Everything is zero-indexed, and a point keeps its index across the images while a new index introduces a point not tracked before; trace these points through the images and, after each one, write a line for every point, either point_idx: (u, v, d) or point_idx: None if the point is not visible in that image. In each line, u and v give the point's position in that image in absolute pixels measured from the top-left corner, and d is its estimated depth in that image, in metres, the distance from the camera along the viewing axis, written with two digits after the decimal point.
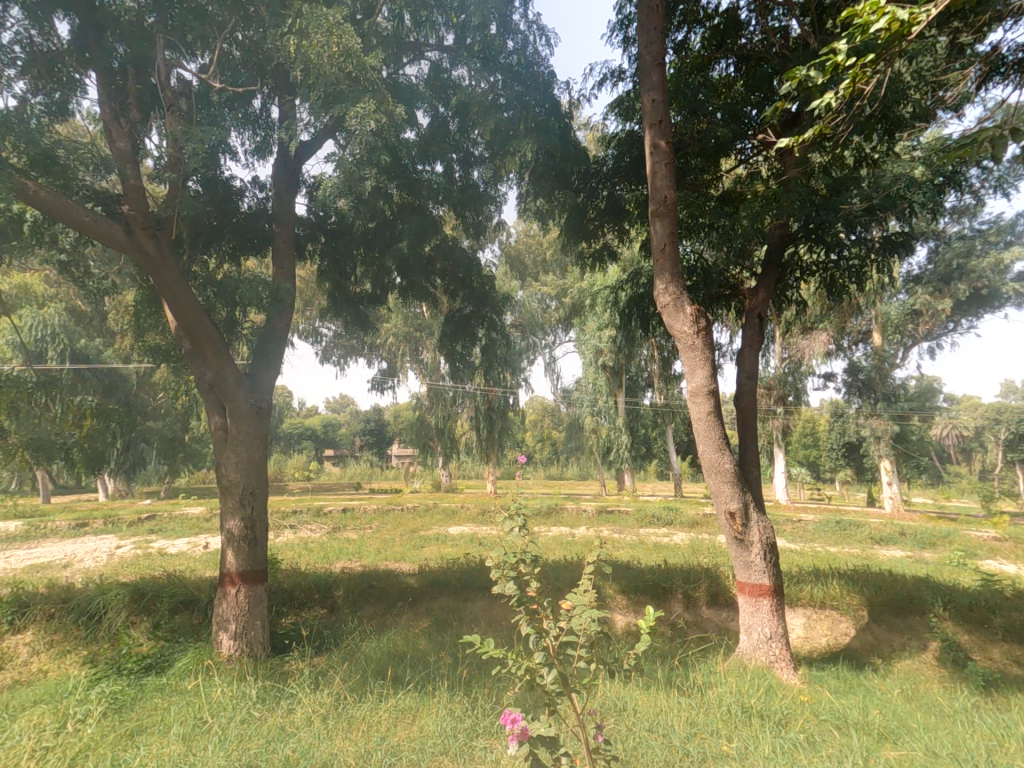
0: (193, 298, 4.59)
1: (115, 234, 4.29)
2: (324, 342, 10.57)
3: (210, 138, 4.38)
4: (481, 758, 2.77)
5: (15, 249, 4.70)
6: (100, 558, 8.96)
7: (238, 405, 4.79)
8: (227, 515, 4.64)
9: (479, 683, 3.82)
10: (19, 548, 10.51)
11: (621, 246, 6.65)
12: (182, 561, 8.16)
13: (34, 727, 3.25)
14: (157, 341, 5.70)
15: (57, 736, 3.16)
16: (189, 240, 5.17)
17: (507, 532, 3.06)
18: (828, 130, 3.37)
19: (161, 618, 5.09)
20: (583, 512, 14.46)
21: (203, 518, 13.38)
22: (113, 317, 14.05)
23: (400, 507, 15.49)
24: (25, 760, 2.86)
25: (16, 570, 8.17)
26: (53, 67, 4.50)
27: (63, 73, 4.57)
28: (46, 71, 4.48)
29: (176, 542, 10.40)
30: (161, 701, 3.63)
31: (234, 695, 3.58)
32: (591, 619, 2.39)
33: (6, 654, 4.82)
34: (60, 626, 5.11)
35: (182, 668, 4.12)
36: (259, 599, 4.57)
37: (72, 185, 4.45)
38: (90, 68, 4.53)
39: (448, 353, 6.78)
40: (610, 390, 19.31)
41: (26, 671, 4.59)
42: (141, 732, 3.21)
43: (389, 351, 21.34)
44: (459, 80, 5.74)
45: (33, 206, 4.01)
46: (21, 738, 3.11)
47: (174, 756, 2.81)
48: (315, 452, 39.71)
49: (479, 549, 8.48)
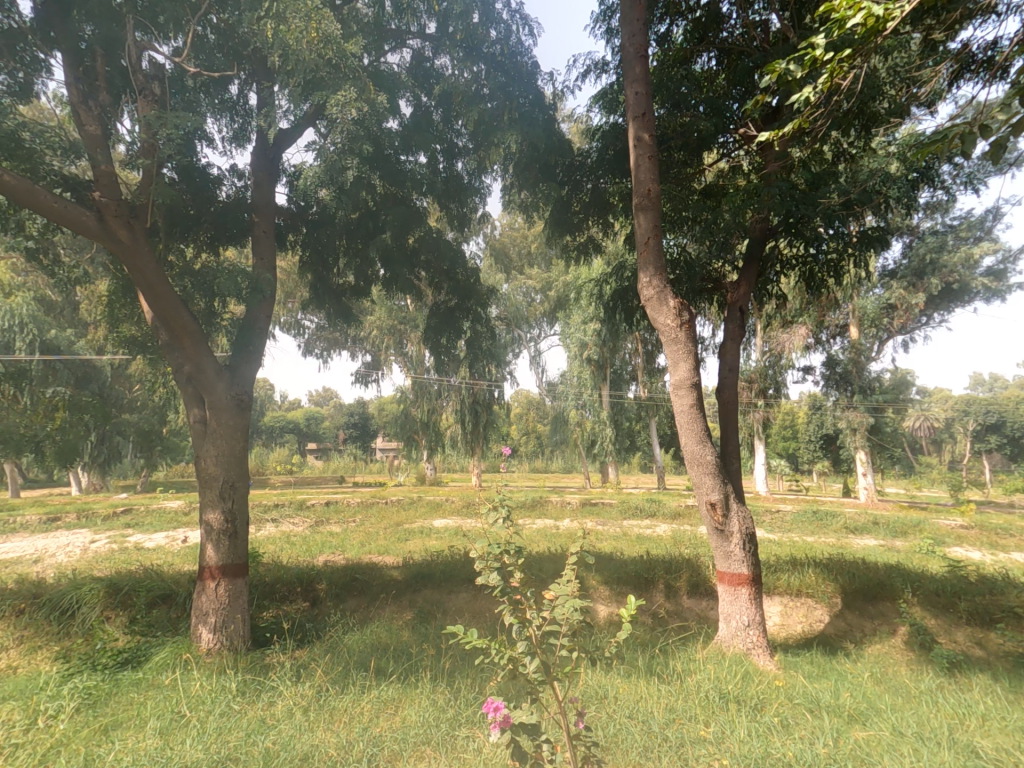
0: (171, 288, 4.50)
1: (88, 222, 4.19)
2: (306, 334, 10.47)
3: (186, 124, 4.28)
4: (462, 747, 2.79)
5: None
6: (74, 554, 8.78)
7: (218, 397, 4.72)
8: (207, 508, 4.59)
9: (462, 673, 3.84)
10: None
11: (605, 240, 6.67)
12: (159, 555, 8.04)
13: (4, 723, 3.20)
14: (132, 332, 5.59)
15: (29, 732, 3.11)
16: (165, 228, 5.06)
17: (491, 523, 3.08)
18: (807, 124, 3.39)
19: (138, 612, 5.04)
20: (567, 504, 14.55)
21: (183, 513, 13.20)
22: (86, 308, 13.67)
23: (384, 500, 15.47)
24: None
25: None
26: (14, 46, 4.35)
27: (26, 52, 4.43)
28: (7, 49, 4.33)
29: (154, 536, 10.24)
30: (138, 695, 3.59)
31: (212, 689, 3.55)
32: (573, 609, 2.42)
33: None
34: (31, 621, 5.01)
35: (159, 662, 4.08)
36: (239, 594, 4.53)
37: (39, 170, 4.33)
38: (56, 48, 4.39)
39: (433, 346, 6.77)
40: (595, 383, 19.46)
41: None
42: (117, 726, 3.17)
43: (372, 344, 21.16)
44: (441, 69, 5.67)
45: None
46: None
47: (151, 750, 2.79)
48: (298, 446, 39.36)
49: (463, 542, 8.51)
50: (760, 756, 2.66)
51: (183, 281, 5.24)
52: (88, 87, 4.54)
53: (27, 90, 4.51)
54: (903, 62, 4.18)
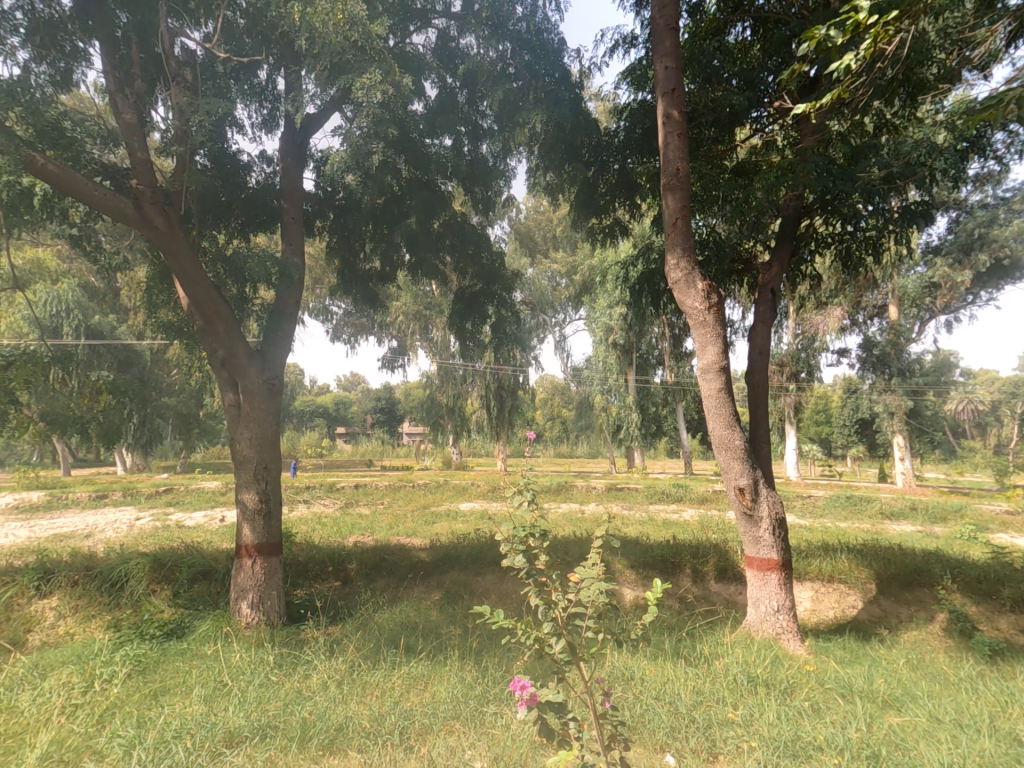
0: (204, 274, 4.59)
1: (126, 210, 4.30)
2: (334, 320, 10.66)
3: (217, 109, 4.34)
4: (490, 723, 2.84)
5: (27, 223, 4.77)
6: (120, 529, 9.23)
7: (251, 382, 4.85)
8: (242, 489, 4.72)
9: (489, 652, 3.92)
10: (44, 518, 10.86)
11: (632, 222, 6.54)
12: (199, 533, 8.38)
13: (63, 686, 3.39)
14: (169, 318, 5.76)
15: (85, 694, 3.30)
16: (198, 215, 5.17)
17: (517, 507, 3.08)
18: (848, 93, 3.24)
19: (181, 587, 5.28)
20: (593, 489, 14.59)
21: (220, 492, 13.73)
22: (126, 294, 14.18)
23: (412, 483, 15.75)
24: (56, 716, 3.00)
25: (40, 540, 8.43)
26: (55, 36, 4.46)
27: (66, 41, 4.53)
28: (49, 39, 4.44)
29: (193, 515, 10.69)
30: (183, 664, 3.76)
31: (251, 660, 3.69)
32: (599, 591, 2.43)
33: (35, 618, 5.01)
34: (85, 592, 5.26)
35: (202, 634, 4.26)
36: (272, 570, 4.68)
37: (81, 158, 4.48)
38: (94, 37, 4.49)
39: (458, 331, 6.80)
40: (620, 367, 19.33)
41: (53, 634, 4.76)
42: (165, 692, 3.33)
43: (399, 329, 21.35)
44: (467, 48, 5.58)
45: (39, 178, 4.01)
46: (51, 695, 3.26)
47: (197, 716, 2.93)
48: (328, 430, 40.25)
49: (489, 525, 8.60)
50: (790, 740, 2.64)
51: (216, 268, 5.36)
52: (123, 75, 4.63)
53: (67, 79, 4.64)
54: (954, 24, 3.94)
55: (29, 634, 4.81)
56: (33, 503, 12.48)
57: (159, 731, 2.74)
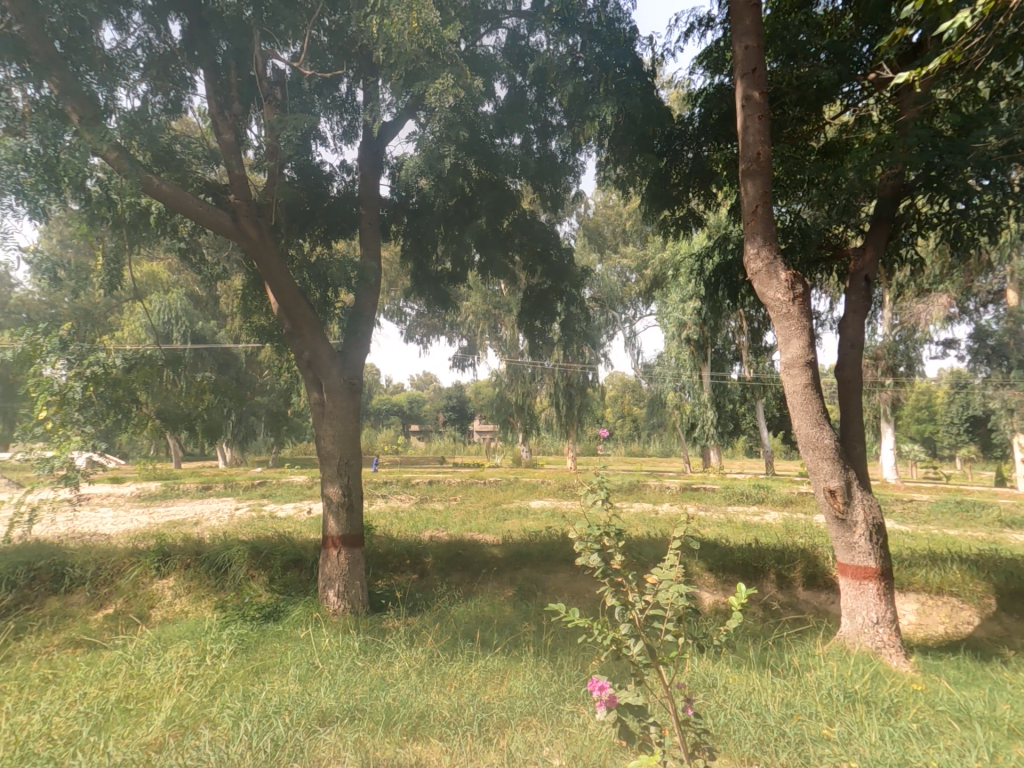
0: (291, 280, 4.89)
1: (224, 223, 4.66)
2: (408, 321, 11.04)
3: (303, 124, 4.60)
4: (567, 722, 2.83)
5: (144, 238, 5.33)
6: (222, 518, 10.09)
7: (333, 381, 5.11)
8: (327, 483, 5.00)
9: (564, 650, 3.92)
10: (160, 506, 12.08)
11: (707, 212, 6.29)
12: (290, 523, 9.00)
13: (181, 658, 3.75)
14: (262, 322, 6.19)
15: (199, 667, 3.63)
16: (286, 225, 5.54)
17: (589, 505, 3.04)
18: (960, 56, 2.94)
19: (275, 573, 5.68)
20: (666, 488, 14.20)
21: (307, 485, 14.63)
22: (225, 301, 15.42)
23: (483, 480, 16.05)
24: (176, 685, 3.32)
25: (158, 525, 9.39)
26: (168, 67, 4.90)
27: (177, 71, 4.96)
28: (163, 71, 4.89)
29: (284, 506, 11.49)
30: (280, 645, 4.04)
31: (339, 646, 3.90)
32: (679, 594, 2.35)
33: (155, 596, 5.56)
34: (195, 574, 5.76)
35: (295, 618, 4.55)
36: (355, 561, 4.91)
37: (187, 178, 4.94)
38: (199, 65, 4.91)
39: (527, 329, 6.82)
40: (695, 364, 18.66)
41: (170, 612, 5.27)
42: (264, 670, 3.59)
43: (469, 329, 21.76)
44: (537, 45, 5.59)
45: (154, 197, 4.45)
46: (172, 666, 3.62)
47: (293, 694, 3.13)
48: (402, 427, 41.73)
49: (561, 523, 8.60)
50: (897, 764, 2.43)
51: (301, 274, 5.70)
52: (223, 98, 5.02)
53: (178, 106, 5.10)
54: None
55: (152, 611, 5.34)
56: (150, 492, 13.91)
57: (262, 706, 2.96)
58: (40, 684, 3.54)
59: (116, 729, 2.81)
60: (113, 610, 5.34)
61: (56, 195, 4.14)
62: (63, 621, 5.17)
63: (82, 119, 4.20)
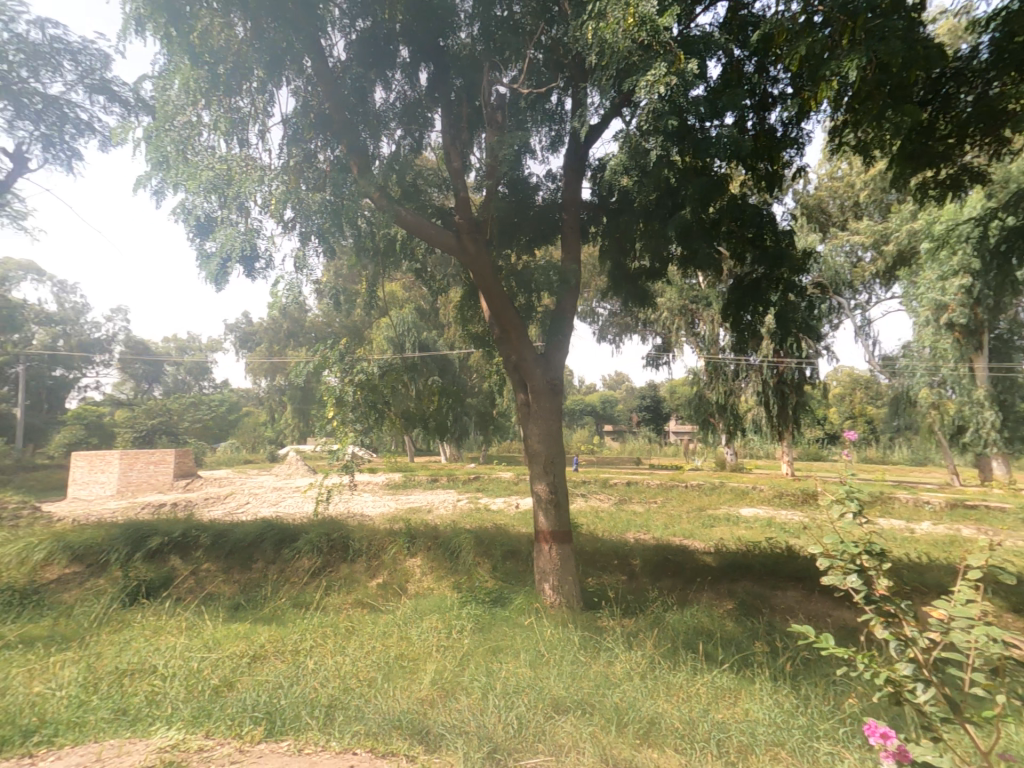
0: (501, 288, 5.25)
1: (448, 241, 5.23)
2: (602, 321, 11.13)
3: (518, 140, 4.94)
4: (826, 763, 2.48)
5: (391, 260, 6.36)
6: (449, 507, 11.36)
7: (538, 382, 5.34)
8: (535, 480, 5.24)
9: (805, 681, 3.50)
10: (401, 494, 14.12)
11: (989, 165, 5.11)
12: (505, 515, 9.72)
13: (432, 629, 4.32)
14: (477, 330, 6.77)
15: (445, 640, 4.12)
16: (498, 237, 6.08)
17: (835, 518, 2.56)
18: None
19: (497, 562, 6.24)
20: (920, 503, 11.79)
21: (513, 481, 15.69)
22: (443, 313, 17.42)
23: (684, 483, 15.33)
24: (430, 653, 3.81)
25: (400, 510, 10.98)
26: (415, 111, 5.71)
27: (420, 114, 5.74)
28: (412, 116, 5.72)
29: (497, 499, 12.51)
30: (508, 630, 4.37)
31: (560, 638, 4.04)
32: (985, 637, 1.85)
33: (408, 572, 6.51)
34: (437, 556, 6.60)
35: (517, 607, 4.87)
36: (564, 558, 5.06)
37: (424, 203, 5.78)
38: (437, 105, 5.66)
39: (733, 322, 6.29)
40: (958, 354, 15.16)
41: (420, 587, 6.15)
42: (498, 652, 3.91)
43: (667, 327, 21.00)
44: (760, 11, 5.17)
45: (403, 226, 5.29)
46: (424, 636, 4.17)
47: (528, 677, 3.34)
48: (598, 428, 42.10)
49: (783, 535, 7.75)
50: None
51: (510, 282, 6.11)
52: (455, 128, 5.73)
53: (421, 145, 5.88)
54: None
55: (406, 585, 6.30)
56: (392, 481, 16.40)
57: (503, 685, 3.20)
58: (344, 634, 4.44)
59: (394, 683, 3.29)
60: (382, 580, 6.40)
61: (340, 232, 5.32)
62: (349, 585, 6.40)
63: (358, 169, 5.26)
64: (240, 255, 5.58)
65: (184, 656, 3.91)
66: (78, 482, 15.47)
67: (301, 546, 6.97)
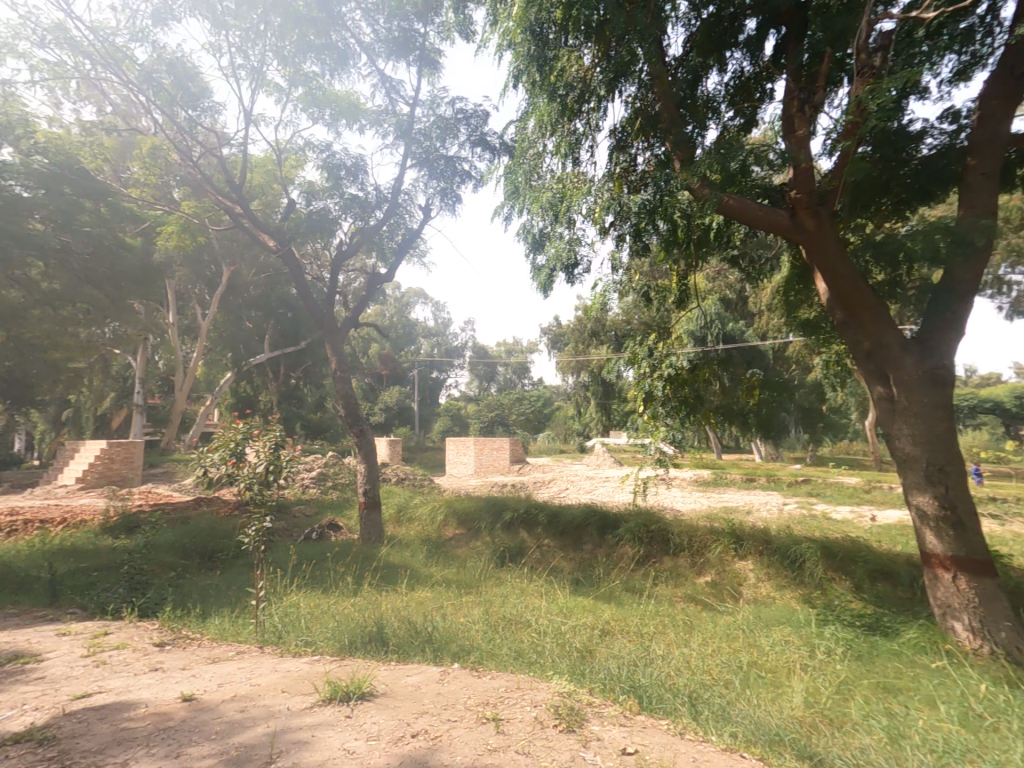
0: (854, 270, 5.56)
1: (784, 219, 5.64)
2: None
3: (906, 78, 4.49)
4: None
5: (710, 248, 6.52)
6: (771, 509, 10.63)
7: (916, 377, 5.39)
8: (915, 493, 5.39)
9: None
10: (718, 490, 13.80)
11: None
12: (842, 526, 8.62)
13: (797, 650, 4.96)
14: (807, 315, 6.86)
15: (812, 663, 4.71)
16: (828, 209, 5.52)
17: None
18: None
19: (862, 580, 6.61)
20: None
21: (862, 489, 13.35)
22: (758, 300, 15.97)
23: None
24: (801, 673, 4.39)
25: (718, 508, 10.79)
26: (750, 85, 6.48)
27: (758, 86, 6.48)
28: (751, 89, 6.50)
29: (837, 507, 10.95)
30: (911, 669, 4.78)
31: (986, 693, 4.11)
32: None
33: (742, 575, 7.35)
34: (772, 562, 7.25)
35: (919, 643, 5.17)
36: (982, 592, 4.99)
37: (752, 186, 5.97)
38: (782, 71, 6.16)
39: None
40: None
41: (761, 593, 7.01)
42: (894, 689, 4.37)
43: None
44: None
45: (726, 214, 5.72)
46: (781, 651, 4.86)
47: (963, 736, 3.45)
48: (989, 426, 31.75)
49: None
50: None
51: (865, 254, 6.33)
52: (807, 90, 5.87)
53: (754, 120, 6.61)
54: None
55: (744, 587, 7.20)
56: (705, 477, 16.09)
57: (919, 737, 3.35)
58: (681, 627, 5.44)
59: (783, 698, 3.81)
60: (710, 578, 7.40)
61: (652, 226, 6.14)
62: (677, 579, 7.62)
63: (682, 161, 5.98)
64: (560, 266, 6.43)
65: (546, 619, 5.22)
66: (449, 461, 19.96)
67: (624, 536, 8.32)
